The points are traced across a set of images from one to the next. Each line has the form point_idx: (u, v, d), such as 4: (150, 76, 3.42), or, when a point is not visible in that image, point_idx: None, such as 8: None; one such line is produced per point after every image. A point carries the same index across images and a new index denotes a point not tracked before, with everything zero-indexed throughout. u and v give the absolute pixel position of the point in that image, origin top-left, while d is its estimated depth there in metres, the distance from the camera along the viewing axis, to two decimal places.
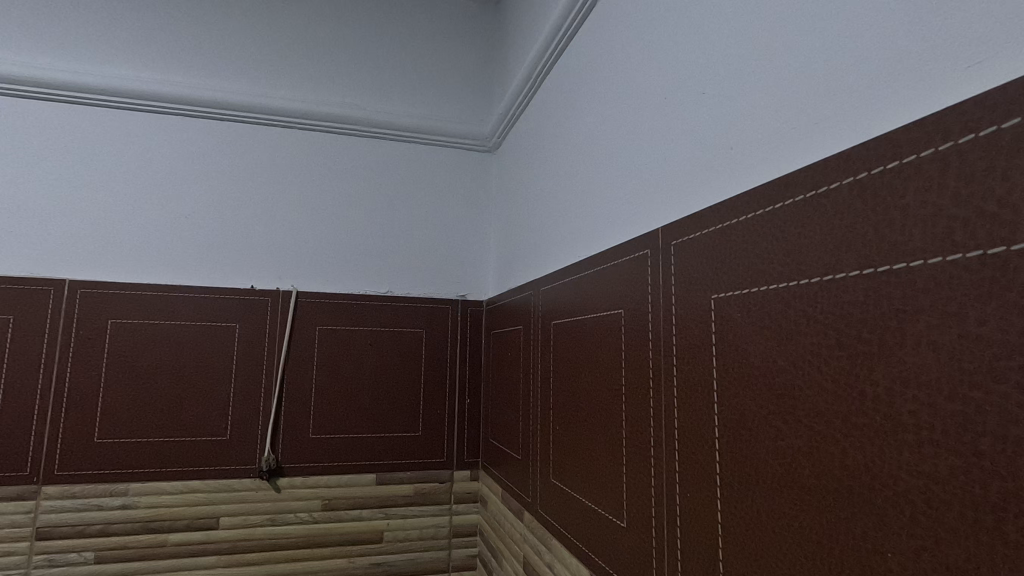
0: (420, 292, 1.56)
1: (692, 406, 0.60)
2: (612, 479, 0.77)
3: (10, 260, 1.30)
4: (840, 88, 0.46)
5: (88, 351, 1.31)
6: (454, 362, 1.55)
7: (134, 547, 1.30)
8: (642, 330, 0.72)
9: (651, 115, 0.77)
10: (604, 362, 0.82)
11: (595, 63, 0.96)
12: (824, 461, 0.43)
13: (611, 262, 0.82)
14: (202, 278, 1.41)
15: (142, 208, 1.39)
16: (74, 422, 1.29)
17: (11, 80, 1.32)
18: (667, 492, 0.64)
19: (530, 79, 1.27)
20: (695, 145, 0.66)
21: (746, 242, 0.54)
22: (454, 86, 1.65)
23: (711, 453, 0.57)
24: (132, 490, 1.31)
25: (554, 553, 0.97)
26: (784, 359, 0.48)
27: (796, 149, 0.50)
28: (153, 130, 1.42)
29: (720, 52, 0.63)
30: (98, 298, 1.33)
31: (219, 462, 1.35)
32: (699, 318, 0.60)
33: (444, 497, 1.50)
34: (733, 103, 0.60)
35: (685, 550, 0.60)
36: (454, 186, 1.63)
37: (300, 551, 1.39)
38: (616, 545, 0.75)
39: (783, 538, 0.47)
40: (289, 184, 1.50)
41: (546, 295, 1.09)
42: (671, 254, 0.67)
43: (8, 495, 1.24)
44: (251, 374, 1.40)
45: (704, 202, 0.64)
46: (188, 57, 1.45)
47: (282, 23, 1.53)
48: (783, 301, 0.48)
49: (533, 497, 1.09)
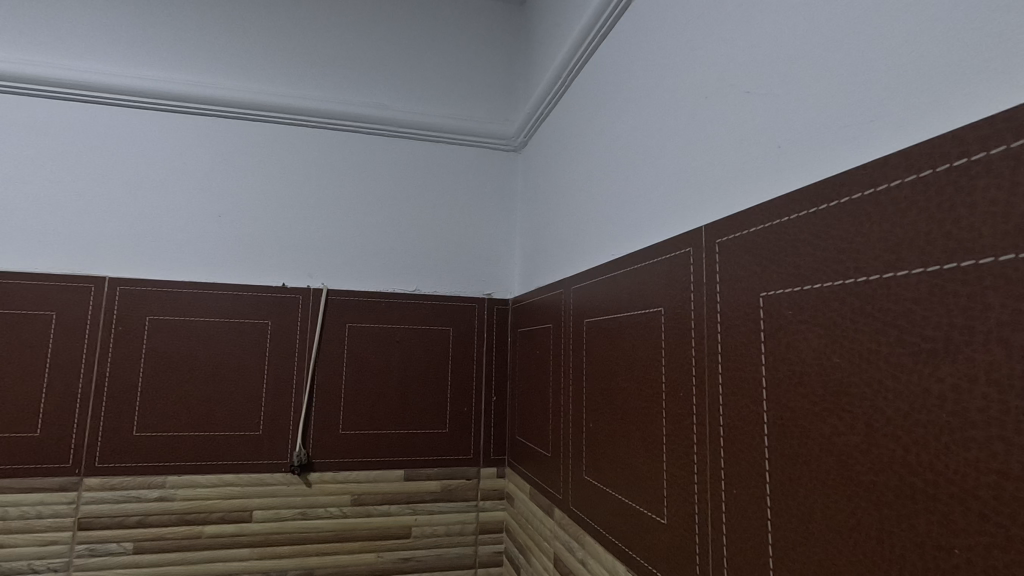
0: (447, 290, 1.58)
1: (740, 404, 0.60)
2: (651, 477, 0.78)
3: (54, 259, 1.34)
4: (898, 85, 0.46)
5: (126, 347, 1.34)
6: (481, 360, 1.56)
7: (170, 538, 1.33)
8: (683, 329, 0.73)
9: (690, 116, 0.77)
10: (642, 361, 0.83)
11: (631, 61, 0.96)
12: (885, 458, 0.43)
13: (648, 261, 0.83)
14: (235, 276, 1.44)
15: (177, 208, 1.43)
16: (114, 415, 1.32)
17: (55, 83, 1.36)
18: (710, 491, 0.65)
19: (560, 80, 1.28)
20: (739, 145, 0.66)
21: (796, 240, 0.54)
22: (480, 87, 1.66)
23: (761, 450, 0.57)
24: (169, 483, 1.34)
25: (587, 549, 0.97)
26: (840, 356, 0.48)
27: (851, 146, 0.50)
28: (190, 131, 1.46)
29: (766, 52, 0.63)
30: (136, 295, 1.36)
31: (252, 456, 1.38)
32: (747, 317, 0.60)
33: (471, 494, 1.51)
34: (781, 103, 0.60)
35: (732, 546, 0.60)
36: (481, 185, 1.64)
37: (330, 546, 1.41)
38: (655, 543, 0.76)
39: (840, 536, 0.47)
40: (319, 184, 1.52)
41: (577, 295, 1.10)
42: (715, 253, 0.67)
43: (52, 486, 1.28)
44: (282, 371, 1.42)
45: (748, 200, 0.64)
46: (222, 60, 1.49)
47: (312, 26, 1.56)
48: (838, 298, 0.49)
49: (564, 494, 1.10)
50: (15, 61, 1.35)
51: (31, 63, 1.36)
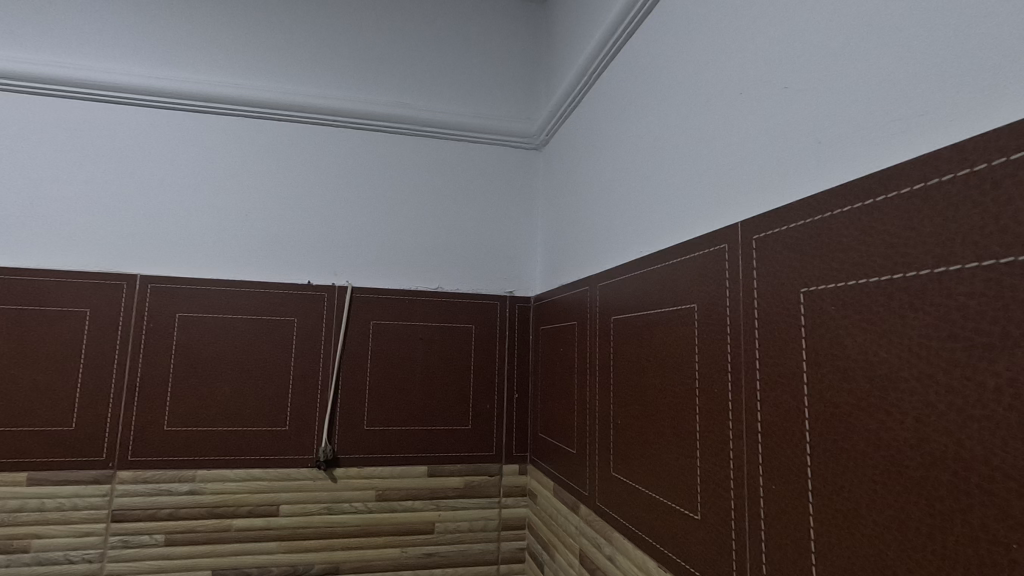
0: (469, 288, 1.59)
1: (781, 399, 0.60)
2: (684, 473, 0.78)
3: (87, 258, 1.37)
4: (948, 79, 0.46)
5: (158, 343, 1.37)
6: (503, 357, 1.56)
7: (200, 531, 1.35)
8: (718, 325, 0.73)
9: (723, 112, 0.77)
10: (673, 356, 0.83)
11: (659, 59, 0.96)
12: (936, 452, 0.43)
13: (679, 257, 0.83)
14: (262, 273, 1.46)
15: (206, 207, 1.45)
16: (145, 409, 1.35)
17: (88, 85, 1.39)
18: (747, 487, 0.65)
19: (584, 78, 1.28)
20: (778, 141, 0.66)
21: (840, 235, 0.54)
22: (501, 86, 1.67)
23: (802, 445, 0.57)
24: (199, 477, 1.36)
25: (615, 546, 0.98)
26: (888, 351, 0.48)
27: (896, 140, 0.50)
28: (216, 130, 1.48)
29: (804, 49, 0.63)
30: (167, 293, 1.39)
31: (279, 450, 1.40)
32: (786, 312, 0.60)
33: (493, 490, 1.52)
34: (820, 100, 0.60)
35: (772, 542, 0.60)
36: (503, 183, 1.65)
37: (356, 540, 1.43)
38: (689, 539, 0.76)
39: (886, 530, 0.47)
40: (344, 182, 1.54)
41: (603, 292, 1.10)
42: (753, 249, 0.67)
43: (87, 478, 1.31)
44: (307, 367, 1.44)
45: (785, 197, 0.64)
46: (247, 61, 1.51)
47: (335, 27, 1.57)
48: (885, 293, 0.49)
49: (591, 491, 1.10)
50: (50, 63, 1.38)
51: (64, 65, 1.39)
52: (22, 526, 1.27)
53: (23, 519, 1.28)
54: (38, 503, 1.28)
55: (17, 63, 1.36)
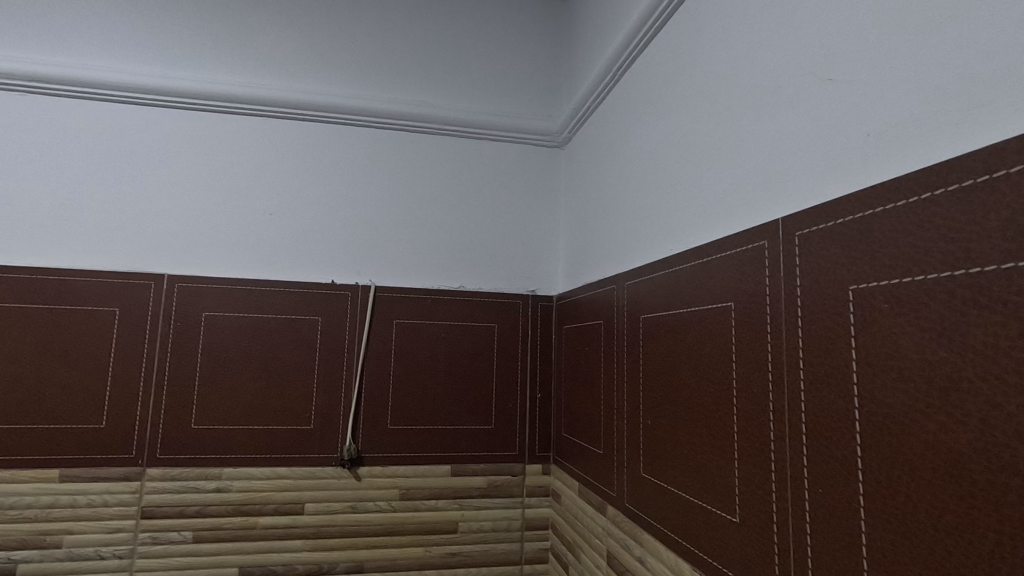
0: (491, 288, 1.58)
1: (827, 399, 0.59)
2: (720, 475, 0.77)
3: (115, 258, 1.39)
4: (1014, 67, 0.44)
5: (184, 341, 1.38)
6: (526, 356, 1.56)
7: (227, 528, 1.36)
8: (756, 324, 0.71)
9: (761, 108, 0.75)
10: (708, 355, 0.82)
11: (691, 52, 0.95)
12: (1003, 455, 0.42)
13: (713, 254, 0.82)
14: (287, 273, 1.47)
15: (230, 206, 1.46)
16: (173, 408, 1.36)
17: (115, 87, 1.41)
18: (791, 490, 0.63)
19: (609, 75, 1.26)
20: (821, 135, 0.64)
21: (892, 231, 0.52)
22: (523, 84, 1.66)
23: (851, 448, 0.55)
24: (226, 475, 1.37)
25: (646, 547, 0.97)
26: (949, 351, 0.46)
27: (955, 133, 0.48)
28: (241, 130, 1.49)
29: (848, 40, 0.61)
30: (193, 292, 1.40)
31: (304, 449, 1.41)
32: (833, 310, 0.59)
33: (516, 490, 1.51)
34: (867, 93, 0.58)
35: (819, 546, 0.59)
36: (525, 181, 1.64)
37: (380, 539, 1.43)
38: (727, 543, 0.74)
39: (948, 536, 0.46)
40: (366, 182, 1.54)
41: (631, 290, 1.09)
42: (795, 246, 0.65)
43: (117, 476, 1.32)
44: (331, 365, 1.44)
45: (828, 192, 0.63)
46: (270, 61, 1.51)
47: (356, 26, 1.57)
48: (945, 290, 0.47)
49: (619, 492, 1.09)
50: (78, 66, 1.40)
51: (94, 68, 1.41)
52: (54, 522, 1.29)
53: (56, 515, 1.29)
54: (70, 500, 1.30)
55: (48, 67, 1.38)
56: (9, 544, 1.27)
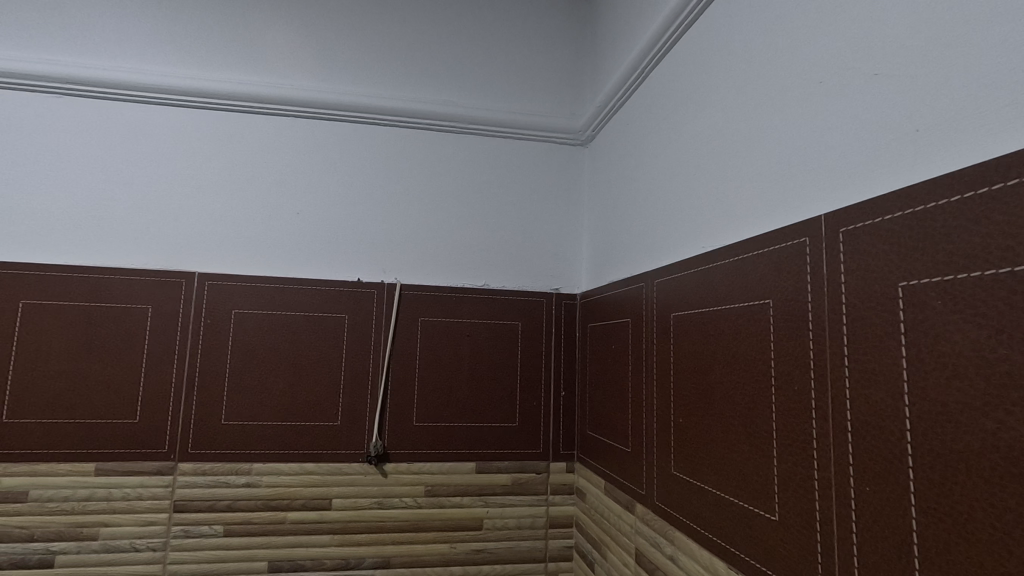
0: (515, 286, 1.58)
1: (875, 397, 0.58)
2: (758, 473, 0.76)
3: (147, 256, 1.42)
4: None
5: (215, 338, 1.40)
6: (550, 354, 1.56)
7: (257, 522, 1.38)
8: (797, 322, 0.71)
9: (800, 103, 0.75)
10: (744, 352, 0.81)
11: (723, 47, 0.94)
12: None
13: (749, 252, 0.81)
14: (313, 271, 1.48)
15: (259, 206, 1.48)
16: (204, 404, 1.38)
17: (149, 89, 1.44)
18: (836, 488, 0.63)
19: (636, 73, 1.26)
20: (863, 131, 0.64)
21: (945, 227, 0.52)
22: (546, 83, 1.66)
23: (902, 446, 0.55)
24: (255, 470, 1.39)
25: (677, 545, 0.96)
26: (1008, 348, 0.46)
27: (1011, 128, 0.48)
28: (269, 130, 1.51)
29: (893, 34, 0.60)
30: (223, 290, 1.42)
31: (332, 445, 1.42)
32: (881, 308, 0.58)
33: (541, 488, 1.51)
34: (913, 88, 0.58)
35: (866, 545, 0.58)
36: (548, 179, 1.64)
37: (406, 535, 1.44)
38: (766, 542, 0.74)
39: (1009, 536, 0.45)
40: (391, 180, 1.55)
41: (660, 288, 1.08)
42: (839, 242, 0.64)
43: (150, 470, 1.35)
44: (357, 362, 1.45)
45: (872, 189, 0.62)
46: (297, 62, 1.53)
47: (380, 26, 1.58)
48: (1004, 287, 0.46)
49: (648, 490, 1.08)
50: (113, 69, 1.43)
51: (127, 70, 1.43)
52: (91, 515, 1.32)
53: (92, 508, 1.32)
54: (106, 493, 1.33)
55: (84, 69, 1.41)
56: (46, 535, 1.30)
